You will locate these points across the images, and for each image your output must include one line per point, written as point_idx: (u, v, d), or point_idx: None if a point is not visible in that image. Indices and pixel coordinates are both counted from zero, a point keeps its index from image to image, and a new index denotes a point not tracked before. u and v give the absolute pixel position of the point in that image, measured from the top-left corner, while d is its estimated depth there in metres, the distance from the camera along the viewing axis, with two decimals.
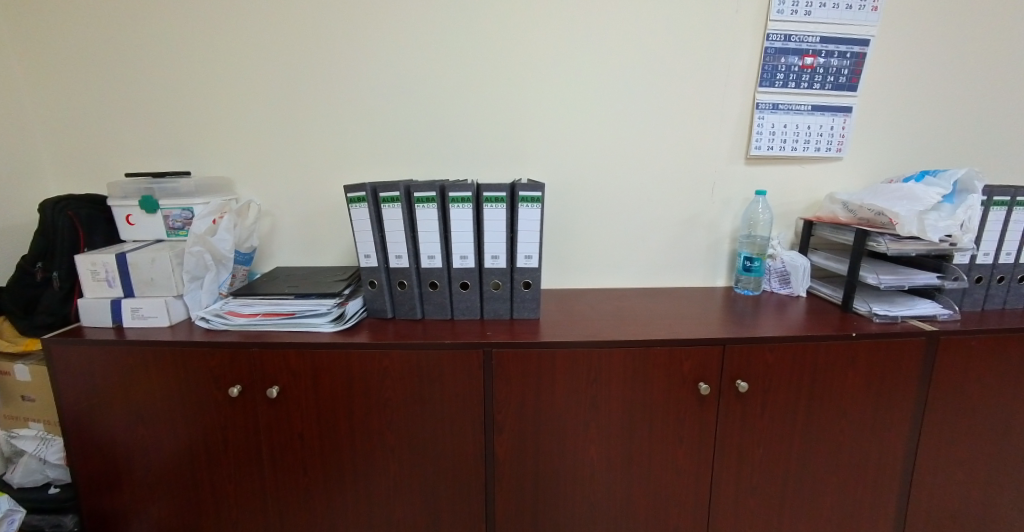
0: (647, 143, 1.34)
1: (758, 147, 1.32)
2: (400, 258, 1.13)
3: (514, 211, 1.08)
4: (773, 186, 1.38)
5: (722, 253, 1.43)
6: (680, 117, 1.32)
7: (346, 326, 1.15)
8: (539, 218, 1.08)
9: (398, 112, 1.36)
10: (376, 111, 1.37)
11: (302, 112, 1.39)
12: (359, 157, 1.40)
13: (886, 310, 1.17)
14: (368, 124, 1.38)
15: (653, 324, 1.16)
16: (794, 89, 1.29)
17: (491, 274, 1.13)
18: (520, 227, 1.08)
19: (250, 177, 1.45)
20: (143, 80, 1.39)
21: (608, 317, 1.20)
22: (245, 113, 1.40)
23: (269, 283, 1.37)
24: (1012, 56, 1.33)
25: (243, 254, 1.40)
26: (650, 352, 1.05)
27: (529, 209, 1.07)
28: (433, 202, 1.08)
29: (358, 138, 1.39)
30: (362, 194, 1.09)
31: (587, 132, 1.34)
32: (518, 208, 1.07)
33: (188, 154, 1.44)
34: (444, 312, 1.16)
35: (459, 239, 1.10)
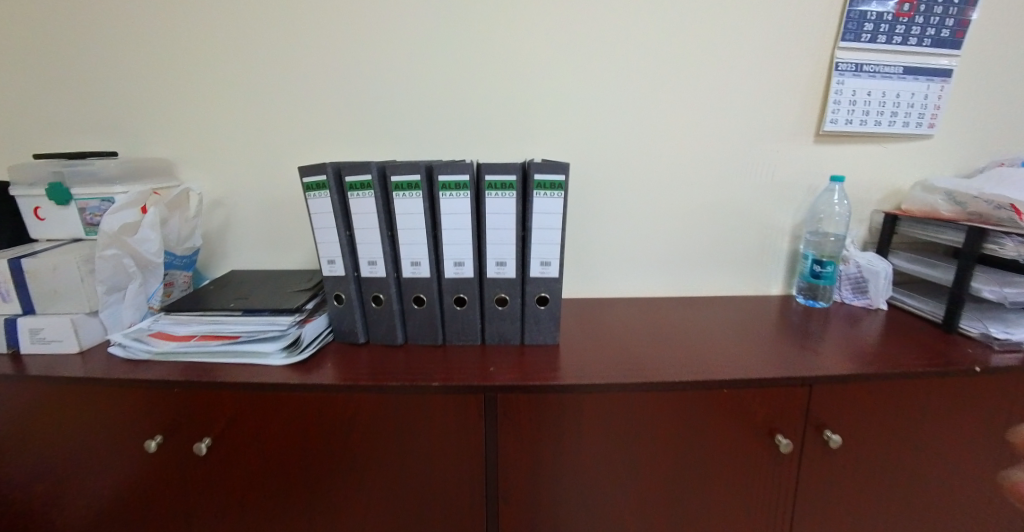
0: (693, 115, 1.06)
1: (834, 120, 1.04)
2: (374, 265, 0.85)
3: (527, 202, 0.79)
4: (848, 170, 1.10)
5: (781, 255, 1.16)
6: (737, 82, 1.04)
7: (300, 358, 0.86)
8: (561, 210, 0.79)
9: (378, 77, 1.07)
10: (350, 76, 1.08)
11: (256, 78, 1.10)
12: (330, 134, 1.12)
13: (1005, 333, 0.89)
14: (340, 92, 1.09)
15: (709, 350, 0.87)
16: (884, 45, 1.01)
17: (495, 285, 0.83)
18: (534, 223, 0.79)
19: (195, 160, 1.16)
20: (55, 32, 1.10)
21: (648, 339, 0.92)
22: (184, 76, 1.11)
23: (214, 295, 1.08)
24: None
25: (179, 257, 1.11)
26: (712, 395, 0.77)
27: (548, 198, 0.78)
28: (417, 188, 0.80)
29: (327, 112, 1.10)
30: (323, 177, 0.82)
31: (620, 103, 1.05)
32: (531, 198, 0.78)
33: (116, 129, 1.15)
34: (432, 335, 0.87)
35: (452, 240, 0.81)
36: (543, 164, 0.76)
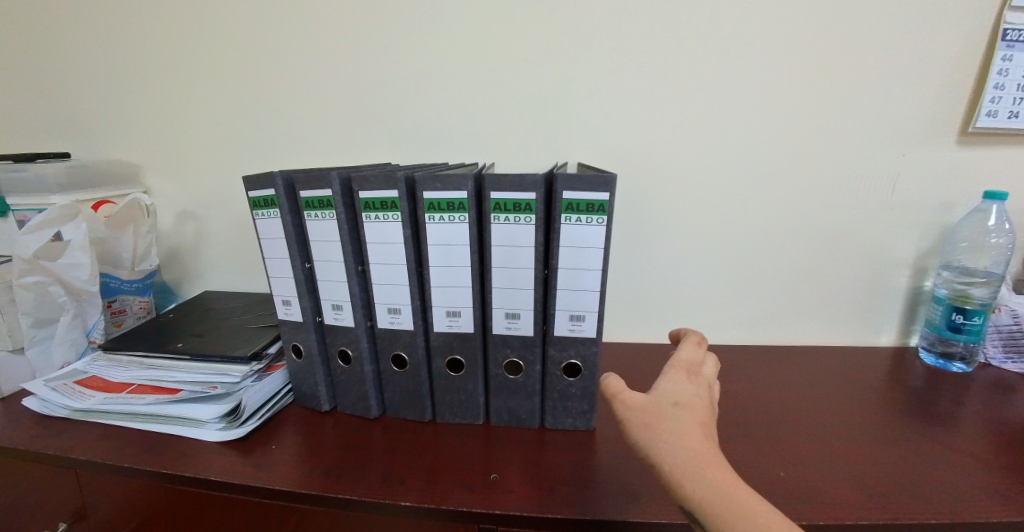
0: (794, 107, 0.77)
1: (993, 112, 0.75)
2: (339, 311, 0.62)
3: (550, 231, 0.53)
4: (1005, 182, 0.80)
5: (899, 292, 0.87)
6: (859, 59, 0.75)
7: (237, 433, 0.63)
8: (603, 242, 0.53)
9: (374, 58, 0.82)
10: (337, 59, 0.83)
11: (225, 63, 0.87)
12: (307, 133, 0.88)
13: None
14: (326, 79, 0.85)
15: (824, 457, 0.60)
16: None
17: (504, 345, 0.58)
18: (561, 261, 0.54)
19: (160, 164, 0.97)
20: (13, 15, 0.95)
21: (731, 430, 0.66)
22: (142, 62, 0.91)
23: (166, 332, 0.87)
24: None
25: (126, 282, 0.91)
26: None
27: (582, 225, 0.52)
28: (394, 207, 0.56)
29: (311, 105, 0.87)
30: (271, 192, 0.61)
31: (695, 91, 0.77)
32: (557, 225, 0.53)
33: (77, 127, 0.98)
34: (416, 410, 0.62)
35: (443, 282, 0.57)
36: (575, 177, 0.51)
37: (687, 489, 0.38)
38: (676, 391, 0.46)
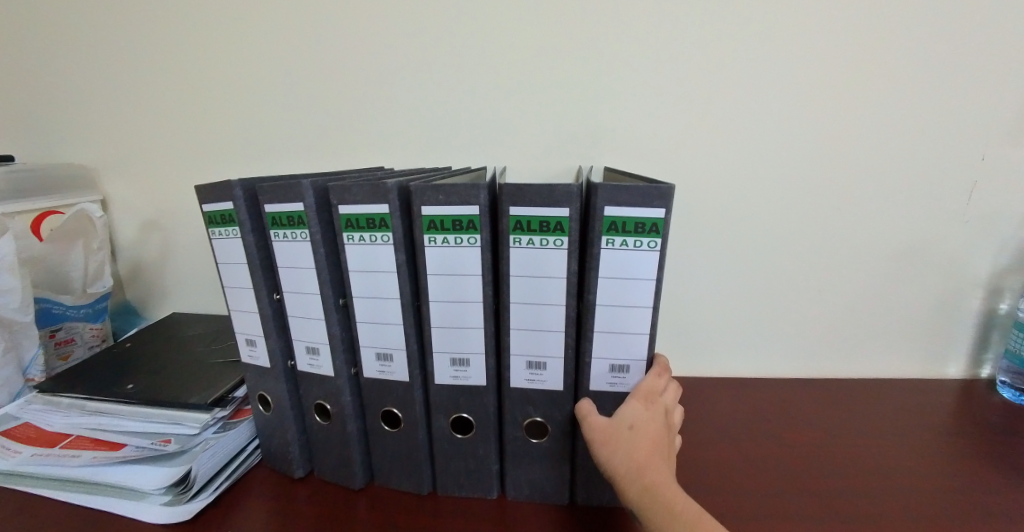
0: (870, 102, 0.64)
1: None
2: (316, 354, 0.49)
3: (586, 257, 0.41)
4: None
5: (984, 321, 0.73)
6: (951, 44, 0.61)
7: (182, 513, 0.49)
8: (655, 272, 0.41)
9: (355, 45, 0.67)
10: (302, 45, 0.68)
11: (177, 50, 0.72)
12: (269, 134, 0.73)
13: None
14: (296, 71, 0.69)
15: None
16: None
17: (523, 400, 0.46)
18: (600, 296, 0.42)
19: (102, 173, 0.83)
20: None
21: (805, 503, 0.52)
22: (78, 54, 0.77)
23: (113, 361, 0.72)
24: None
25: (71, 307, 0.77)
26: None
27: (630, 251, 0.40)
28: (384, 226, 0.44)
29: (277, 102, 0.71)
30: (228, 205, 0.48)
31: (750, 84, 0.63)
32: (595, 250, 0.41)
33: (16, 129, 0.85)
34: (413, 480, 0.49)
35: (446, 321, 0.45)
36: (620, 187, 0.39)
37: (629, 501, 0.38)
38: (634, 411, 0.42)
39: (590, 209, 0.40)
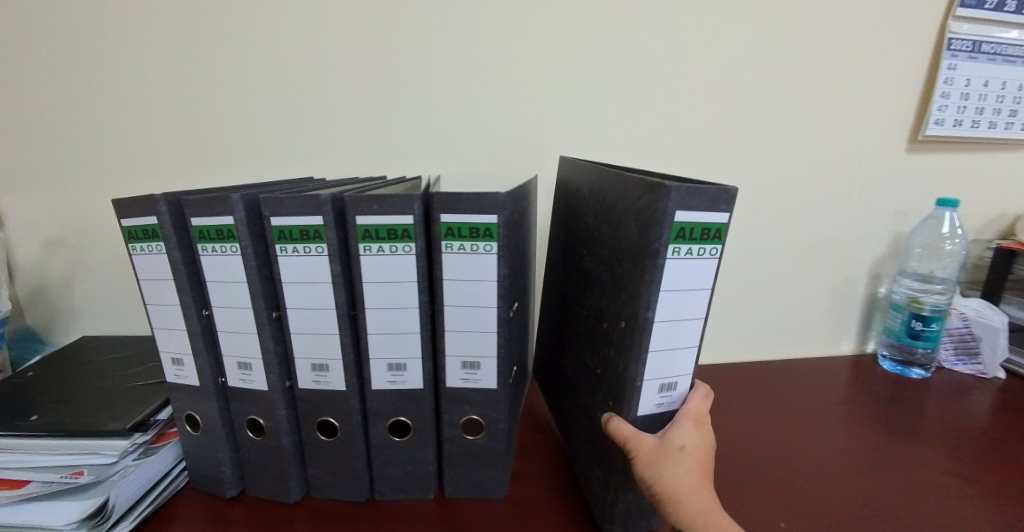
0: (760, 116, 0.70)
1: (940, 121, 0.72)
2: (250, 369, 0.49)
3: (645, 272, 0.41)
4: (958, 191, 0.77)
5: (869, 304, 0.82)
6: (825, 68, 0.69)
7: None
8: (711, 280, 0.43)
9: (273, 55, 0.65)
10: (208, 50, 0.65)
11: (64, 54, 0.66)
12: (177, 142, 0.69)
13: None
14: (213, 80, 0.66)
15: (815, 496, 0.53)
16: (1011, 16, 0.70)
17: (460, 399, 0.48)
18: (658, 312, 0.42)
19: None
20: None
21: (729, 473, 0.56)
22: None
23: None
24: None
25: None
26: None
27: (689, 261, 0.41)
28: (321, 238, 0.45)
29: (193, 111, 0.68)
30: (152, 220, 0.46)
31: (657, 98, 0.69)
32: (660, 261, 0.40)
33: None
34: (350, 490, 0.50)
35: (385, 328, 0.46)
36: (692, 193, 0.39)
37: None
38: (686, 432, 0.43)
39: (654, 220, 0.40)
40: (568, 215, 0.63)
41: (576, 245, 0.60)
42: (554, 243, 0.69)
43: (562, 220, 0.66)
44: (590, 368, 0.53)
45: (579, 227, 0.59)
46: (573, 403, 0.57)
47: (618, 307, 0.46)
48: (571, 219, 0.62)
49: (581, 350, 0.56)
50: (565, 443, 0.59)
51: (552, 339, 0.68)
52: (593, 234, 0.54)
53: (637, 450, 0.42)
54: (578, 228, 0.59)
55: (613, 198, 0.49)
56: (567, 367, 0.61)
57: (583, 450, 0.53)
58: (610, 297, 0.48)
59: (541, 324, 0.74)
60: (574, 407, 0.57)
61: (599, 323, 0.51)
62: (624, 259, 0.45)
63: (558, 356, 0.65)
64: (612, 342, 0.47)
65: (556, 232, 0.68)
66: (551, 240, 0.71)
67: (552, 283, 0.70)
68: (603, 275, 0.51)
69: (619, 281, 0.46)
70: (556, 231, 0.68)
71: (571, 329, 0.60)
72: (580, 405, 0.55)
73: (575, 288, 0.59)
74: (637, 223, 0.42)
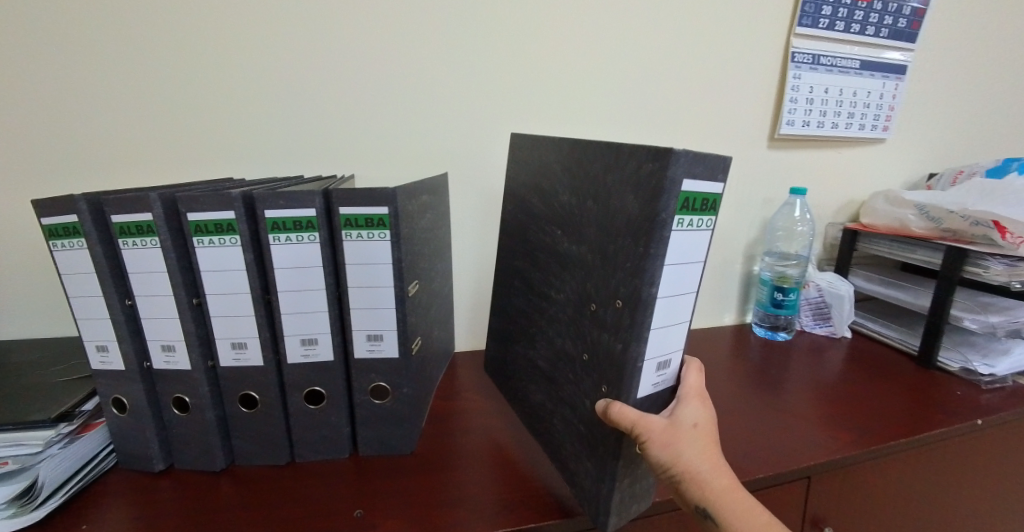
0: (643, 120, 0.80)
1: (791, 122, 0.85)
2: (174, 351, 0.53)
3: (647, 245, 0.42)
4: (809, 180, 0.92)
5: (745, 280, 0.95)
6: (695, 76, 0.80)
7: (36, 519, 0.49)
8: (700, 252, 0.45)
9: (173, 49, 0.63)
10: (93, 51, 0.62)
11: None
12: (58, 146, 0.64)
13: (988, 364, 0.77)
14: (106, 72, 0.63)
15: None
16: (842, 33, 0.83)
17: (369, 368, 0.55)
18: (660, 286, 0.43)
19: None
20: None
21: None
22: None
23: None
24: None
25: None
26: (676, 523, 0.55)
27: (685, 231, 0.42)
28: (234, 230, 0.50)
29: (80, 104, 0.63)
30: (73, 218, 0.49)
31: (551, 105, 0.76)
32: (664, 233, 0.41)
33: None
34: (272, 454, 0.56)
35: (297, 308, 0.52)
36: (697, 163, 0.41)
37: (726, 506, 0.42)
38: (694, 409, 0.46)
39: (658, 190, 0.40)
40: (535, 198, 0.62)
41: (548, 227, 0.59)
42: (513, 230, 0.69)
43: (523, 210, 0.66)
44: (573, 352, 0.53)
45: (549, 209, 0.59)
46: (551, 392, 0.57)
47: (611, 284, 0.46)
48: (539, 202, 0.61)
49: (561, 336, 0.56)
50: (541, 435, 0.59)
51: (517, 327, 0.67)
52: (571, 214, 0.54)
53: (648, 430, 0.43)
54: (548, 210, 0.59)
55: (597, 172, 0.49)
56: (539, 355, 0.60)
57: (567, 439, 0.53)
58: (600, 275, 0.48)
59: (497, 313, 0.74)
60: (552, 396, 0.57)
61: (583, 304, 0.51)
62: (617, 234, 0.45)
63: (526, 343, 0.64)
64: (606, 323, 0.47)
65: (522, 217, 0.66)
66: (505, 227, 0.71)
67: (513, 270, 0.69)
68: (588, 254, 0.50)
69: (609, 258, 0.47)
70: (519, 218, 0.67)
71: (543, 315, 0.60)
72: (562, 393, 0.55)
73: (549, 272, 0.59)
74: (635, 194, 0.43)
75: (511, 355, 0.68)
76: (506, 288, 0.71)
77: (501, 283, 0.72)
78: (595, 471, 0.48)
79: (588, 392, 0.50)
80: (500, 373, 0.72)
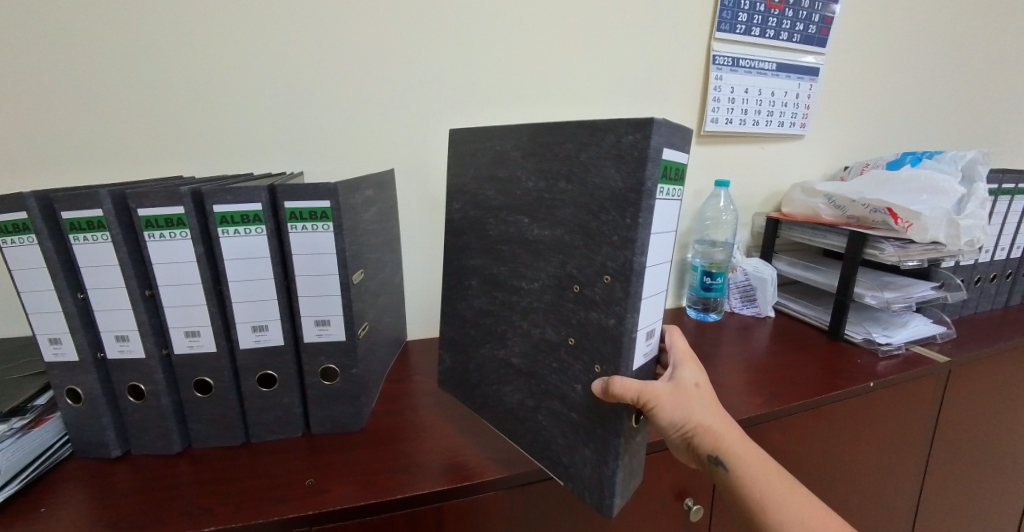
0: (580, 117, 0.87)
1: (715, 119, 0.93)
2: (128, 341, 0.56)
3: (635, 216, 0.41)
4: (734, 173, 1.01)
5: (681, 265, 1.03)
6: (626, 77, 0.87)
7: None
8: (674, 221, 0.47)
9: (120, 47, 0.65)
10: (36, 42, 0.63)
11: None
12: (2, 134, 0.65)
13: (886, 336, 0.87)
14: (52, 69, 0.64)
15: None
16: (758, 38, 0.92)
17: (318, 350, 0.59)
18: (647, 258, 0.43)
19: None
20: None
21: None
22: None
23: None
24: (960, 20, 1.13)
25: None
26: None
27: (664, 200, 0.43)
28: (183, 224, 0.53)
29: (27, 98, 0.65)
30: (21, 214, 0.51)
31: (494, 102, 0.82)
32: (650, 201, 0.42)
33: None
34: (228, 436, 0.60)
35: (248, 297, 0.56)
36: (673, 131, 0.42)
37: (728, 448, 0.48)
38: (692, 372, 0.52)
39: (642, 159, 0.40)
40: (491, 186, 0.56)
41: (509, 216, 0.54)
42: (463, 228, 0.60)
43: (477, 202, 0.58)
44: (556, 340, 0.51)
45: (509, 197, 0.54)
46: (530, 389, 0.54)
47: (597, 261, 0.45)
48: (496, 191, 0.55)
49: (539, 327, 0.53)
50: (520, 437, 0.56)
51: (478, 330, 0.60)
52: (540, 198, 0.50)
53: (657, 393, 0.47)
54: (509, 197, 0.54)
55: (568, 149, 0.47)
56: (511, 353, 0.56)
57: (556, 432, 0.52)
58: (582, 254, 0.47)
59: (445, 320, 0.64)
60: (533, 394, 0.54)
61: (564, 287, 0.49)
62: (599, 208, 0.44)
63: (492, 345, 0.58)
64: (594, 302, 0.46)
65: (473, 209, 0.58)
66: (451, 225, 0.62)
67: (467, 269, 0.60)
68: (565, 236, 0.48)
69: (592, 235, 0.45)
70: (471, 213, 0.59)
71: (513, 310, 0.55)
72: (545, 386, 0.53)
73: (517, 263, 0.54)
74: (616, 166, 0.42)
75: (473, 360, 0.61)
76: (460, 291, 0.62)
77: (451, 283, 0.63)
78: (594, 455, 0.48)
79: (577, 377, 0.49)
80: (456, 384, 0.63)
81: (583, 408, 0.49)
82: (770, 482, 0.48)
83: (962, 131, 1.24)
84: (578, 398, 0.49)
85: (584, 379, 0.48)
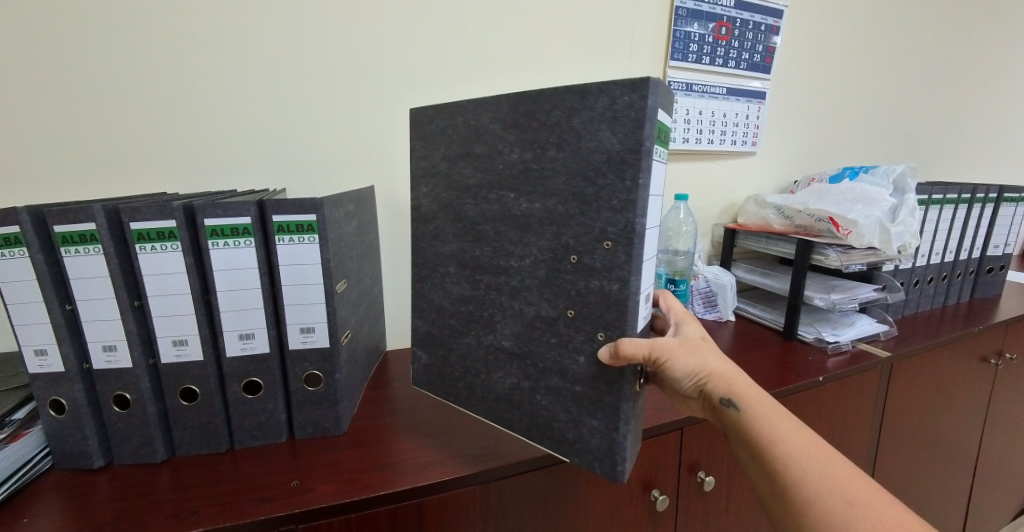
0: None
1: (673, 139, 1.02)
2: (115, 352, 0.57)
3: (634, 177, 0.46)
4: (692, 187, 1.10)
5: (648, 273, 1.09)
6: None
7: None
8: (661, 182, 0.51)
9: (112, 69, 0.69)
10: (27, 64, 0.65)
11: None
12: None
13: (835, 335, 0.95)
14: (42, 87, 0.67)
15: None
16: (708, 66, 1.02)
17: (302, 358, 0.62)
18: (647, 219, 0.47)
19: None
20: None
21: None
22: None
23: None
24: (889, 51, 1.26)
25: None
26: (581, 478, 0.64)
27: (656, 159, 0.48)
28: (174, 237, 0.56)
29: (18, 118, 0.67)
30: (14, 229, 0.52)
31: None
32: (646, 160, 0.46)
33: None
34: (210, 443, 0.61)
35: (234, 306, 0.59)
36: (659, 91, 0.45)
37: (738, 389, 0.52)
38: (690, 330, 0.58)
39: (640, 120, 0.45)
40: (466, 163, 0.58)
41: (489, 193, 0.56)
42: (435, 212, 0.62)
43: (451, 182, 0.60)
44: (552, 314, 0.53)
45: (488, 187, 0.56)
46: (524, 370, 0.56)
47: (596, 228, 0.49)
48: (473, 168, 0.57)
49: (532, 304, 0.55)
50: (523, 427, 0.58)
51: (460, 319, 0.62)
52: (526, 168, 0.53)
53: (661, 348, 0.52)
54: (488, 173, 0.56)
55: (556, 115, 0.50)
56: (501, 336, 0.58)
57: (558, 409, 0.55)
58: (577, 223, 0.50)
59: (420, 311, 0.66)
60: (529, 375, 0.56)
61: (559, 258, 0.52)
62: (595, 173, 0.48)
63: (478, 331, 0.60)
64: (595, 269, 0.49)
65: (446, 191, 0.60)
66: (420, 211, 0.64)
67: (443, 256, 0.62)
68: (558, 205, 0.51)
69: (588, 203, 0.49)
70: (442, 194, 0.61)
71: (505, 295, 0.57)
72: (542, 363, 0.55)
73: (502, 241, 0.56)
74: (611, 129, 0.46)
75: (453, 351, 0.63)
76: (435, 278, 0.63)
77: (426, 272, 0.64)
78: (604, 427, 0.51)
79: (580, 348, 0.52)
80: (444, 385, 0.65)
81: (587, 380, 0.52)
82: (781, 416, 0.51)
83: (897, 147, 1.36)
84: (581, 370, 0.52)
85: (588, 350, 0.51)
